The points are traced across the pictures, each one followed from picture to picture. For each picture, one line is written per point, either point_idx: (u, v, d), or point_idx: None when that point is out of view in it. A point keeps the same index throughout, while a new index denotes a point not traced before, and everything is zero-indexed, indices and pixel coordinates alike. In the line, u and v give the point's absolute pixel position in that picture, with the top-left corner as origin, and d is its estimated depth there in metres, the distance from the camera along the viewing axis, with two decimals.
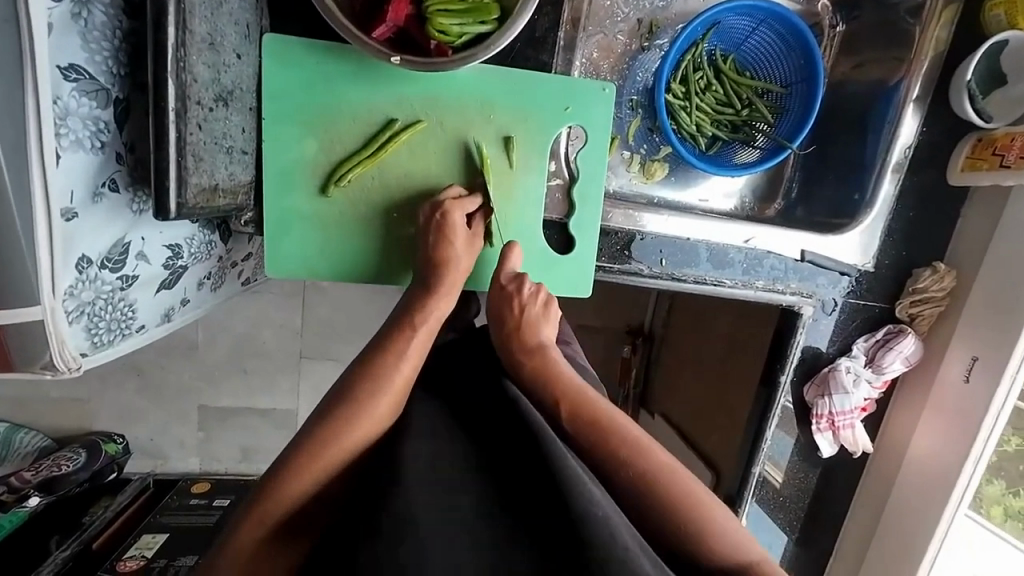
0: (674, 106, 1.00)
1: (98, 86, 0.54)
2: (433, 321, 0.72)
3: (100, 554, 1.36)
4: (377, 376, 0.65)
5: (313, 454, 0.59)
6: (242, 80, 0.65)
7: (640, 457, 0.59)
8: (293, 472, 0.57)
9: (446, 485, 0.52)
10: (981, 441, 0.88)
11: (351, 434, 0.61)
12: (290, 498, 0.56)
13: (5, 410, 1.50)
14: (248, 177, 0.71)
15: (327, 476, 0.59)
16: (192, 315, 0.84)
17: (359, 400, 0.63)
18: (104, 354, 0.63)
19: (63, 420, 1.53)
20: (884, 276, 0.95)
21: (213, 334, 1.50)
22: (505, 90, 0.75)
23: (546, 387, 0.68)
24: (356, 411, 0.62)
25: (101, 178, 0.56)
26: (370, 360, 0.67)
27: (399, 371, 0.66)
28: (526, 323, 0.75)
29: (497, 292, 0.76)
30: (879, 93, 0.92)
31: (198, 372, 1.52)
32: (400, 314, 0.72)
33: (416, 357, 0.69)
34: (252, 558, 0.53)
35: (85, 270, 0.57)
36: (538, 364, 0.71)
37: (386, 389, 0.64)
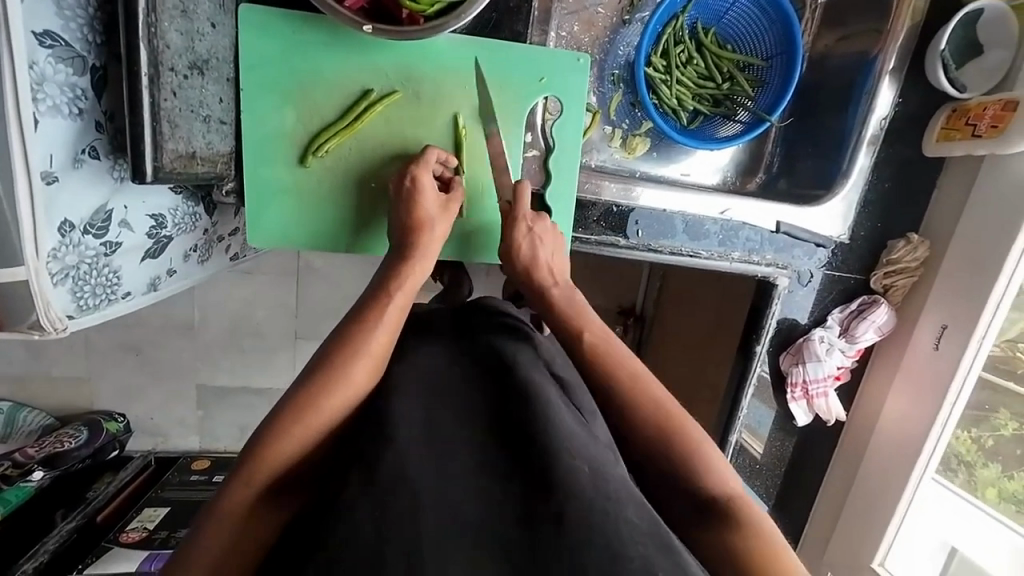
0: (655, 80, 1.01)
1: (73, 53, 0.55)
2: (411, 285, 0.70)
3: (105, 526, 1.40)
4: (357, 340, 0.63)
5: (296, 418, 0.58)
6: (218, 49, 0.66)
7: (648, 394, 0.62)
8: (279, 433, 0.57)
9: (435, 435, 0.51)
10: (949, 407, 0.90)
11: (332, 397, 0.59)
12: (279, 458, 0.56)
13: (9, 389, 1.54)
14: (228, 147, 0.73)
15: (312, 437, 0.58)
16: (179, 286, 0.87)
17: (339, 365, 0.61)
18: (90, 318, 0.65)
19: (65, 399, 1.56)
20: (860, 247, 0.97)
21: (209, 313, 1.52)
22: (480, 60, 0.76)
23: (566, 318, 0.71)
24: (338, 374, 0.61)
25: (81, 144, 0.58)
26: (350, 327, 0.65)
27: (379, 334, 0.65)
28: (550, 262, 0.77)
29: (527, 233, 0.76)
30: (858, 65, 0.93)
31: (195, 351, 1.55)
32: (379, 281, 0.71)
33: (394, 323, 0.67)
34: (239, 517, 0.54)
35: (68, 234, 0.59)
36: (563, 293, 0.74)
37: (365, 352, 0.63)
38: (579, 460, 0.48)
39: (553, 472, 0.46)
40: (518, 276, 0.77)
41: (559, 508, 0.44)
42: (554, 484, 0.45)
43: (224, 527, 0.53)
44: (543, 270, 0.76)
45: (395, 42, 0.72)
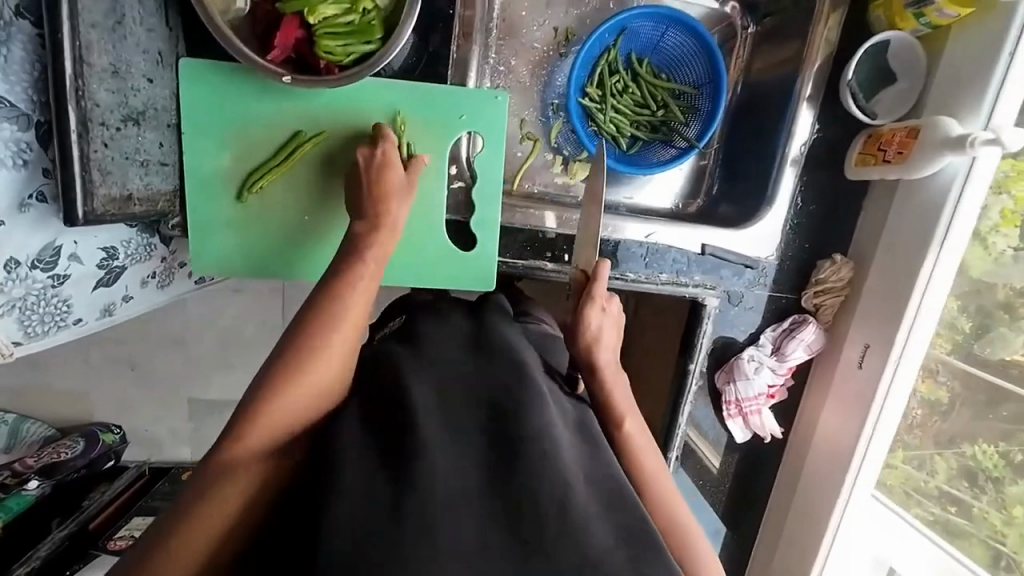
0: (591, 109, 1.06)
1: (17, 112, 0.63)
2: (381, 252, 0.73)
3: (97, 533, 1.44)
4: (333, 311, 0.65)
5: (285, 385, 0.59)
6: (156, 100, 0.73)
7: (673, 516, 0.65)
8: (267, 400, 0.59)
9: (452, 414, 0.52)
10: (871, 423, 0.92)
11: (316, 365, 0.61)
12: (268, 428, 0.58)
13: (14, 401, 1.63)
14: (171, 186, 0.80)
15: (303, 410, 0.59)
16: (137, 309, 0.94)
17: (318, 335, 0.63)
18: (40, 342, 0.74)
19: (66, 411, 1.65)
20: (790, 267, 0.99)
21: (200, 329, 1.60)
22: (402, 101, 0.82)
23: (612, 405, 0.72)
24: (320, 341, 0.63)
25: (28, 190, 0.65)
26: (318, 298, 0.67)
27: (350, 306, 0.67)
28: (611, 343, 0.78)
29: (598, 311, 0.78)
30: (780, 91, 0.97)
31: (187, 366, 1.64)
32: (347, 251, 0.72)
33: (366, 291, 0.69)
34: (235, 481, 0.54)
35: (14, 270, 0.67)
36: (616, 380, 0.75)
37: (336, 325, 0.64)
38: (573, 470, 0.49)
39: (560, 462, 0.48)
40: (577, 349, 0.78)
41: (563, 499, 0.46)
42: (558, 473, 0.47)
43: (211, 499, 0.54)
44: (604, 349, 0.77)
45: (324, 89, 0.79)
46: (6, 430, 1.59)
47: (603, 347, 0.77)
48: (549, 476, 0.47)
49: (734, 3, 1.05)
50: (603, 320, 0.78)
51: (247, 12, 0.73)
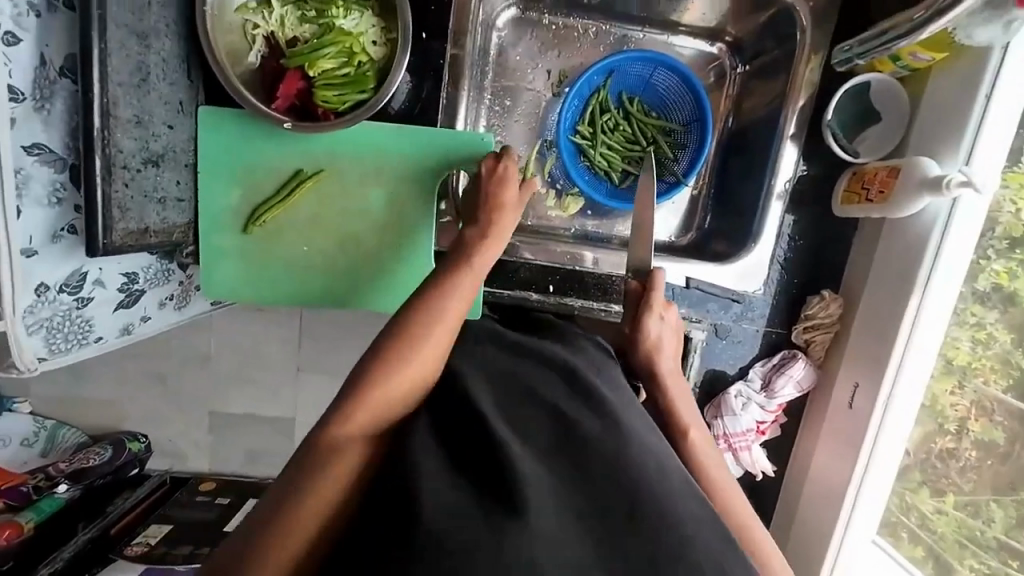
0: (582, 146, 1.10)
1: (56, 157, 0.72)
2: (486, 259, 0.78)
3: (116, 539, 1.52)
4: (434, 311, 0.69)
5: (378, 377, 0.61)
6: (175, 144, 0.82)
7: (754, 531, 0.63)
8: (365, 393, 0.60)
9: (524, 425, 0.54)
10: (864, 466, 0.89)
11: (416, 359, 0.63)
12: (367, 420, 0.59)
13: (57, 407, 1.74)
14: (187, 219, 0.89)
15: (381, 411, 0.60)
16: (156, 329, 1.02)
17: (416, 334, 0.66)
18: (62, 358, 0.81)
19: (99, 420, 1.74)
20: (779, 302, 0.99)
21: (223, 346, 1.68)
22: (393, 142, 0.88)
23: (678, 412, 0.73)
24: (409, 343, 0.65)
25: (60, 224, 0.74)
26: (427, 295, 0.71)
27: (447, 315, 0.69)
28: (671, 352, 0.80)
29: (658, 321, 0.80)
30: (766, 127, 0.98)
31: (212, 381, 1.71)
32: (453, 260, 0.77)
33: (467, 295, 0.73)
34: (345, 458, 0.55)
35: (44, 294, 0.74)
36: (680, 387, 0.77)
37: (434, 337, 0.66)
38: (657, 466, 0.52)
39: (630, 462, 0.51)
40: (638, 358, 0.79)
41: (636, 495, 0.48)
42: (630, 472, 0.50)
43: (314, 481, 0.54)
44: (664, 357, 0.79)
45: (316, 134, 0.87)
46: (44, 436, 1.71)
47: (664, 357, 0.79)
48: (621, 475, 0.49)
49: (721, 45, 1.08)
50: (661, 331, 0.81)
51: (258, 66, 0.82)
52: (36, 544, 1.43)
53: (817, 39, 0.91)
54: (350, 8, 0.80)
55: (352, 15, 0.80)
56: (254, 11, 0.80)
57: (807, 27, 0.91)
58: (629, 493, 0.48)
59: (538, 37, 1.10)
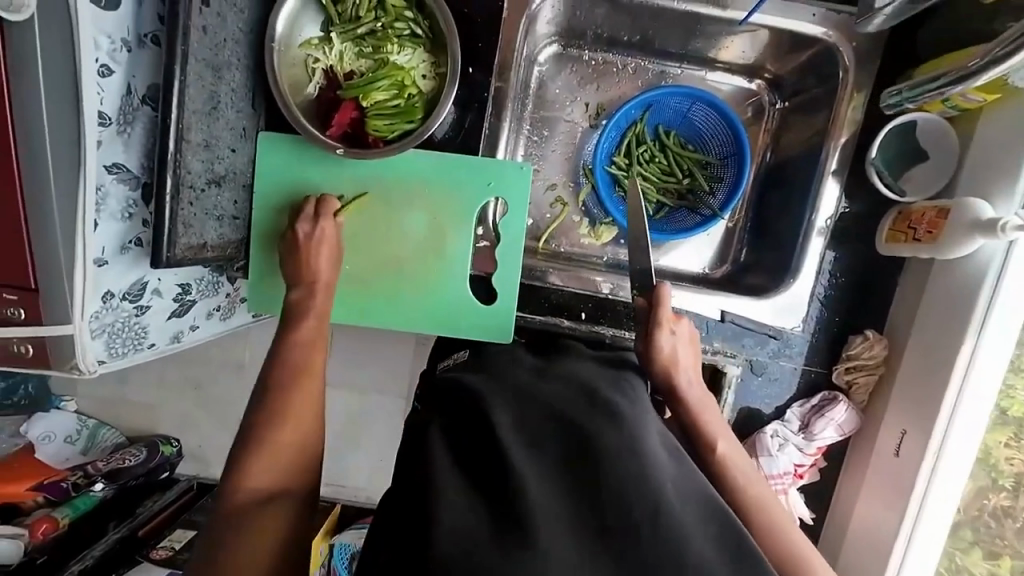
0: (617, 176, 1.12)
1: (131, 176, 0.78)
2: (324, 302, 0.85)
3: (144, 540, 1.56)
4: (302, 364, 0.79)
5: (269, 438, 0.73)
6: (236, 166, 0.88)
7: (772, 524, 0.67)
8: (255, 453, 0.72)
9: (533, 430, 0.54)
10: (912, 519, 0.83)
11: (291, 420, 0.75)
12: (261, 476, 0.71)
13: (94, 407, 1.78)
14: (241, 236, 0.94)
15: (284, 461, 0.73)
16: (202, 338, 1.07)
17: (287, 390, 0.77)
18: (118, 362, 0.85)
19: (133, 421, 1.78)
20: (819, 341, 0.96)
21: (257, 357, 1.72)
22: (436, 169, 0.92)
23: (701, 427, 0.74)
24: (285, 400, 0.76)
25: (128, 237, 0.80)
26: (286, 351, 0.80)
27: (311, 357, 0.81)
28: (688, 364, 0.78)
29: (669, 336, 0.78)
30: (807, 162, 0.97)
31: (241, 389, 1.73)
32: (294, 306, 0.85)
33: (320, 345, 0.83)
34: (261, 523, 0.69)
35: (109, 300, 0.80)
36: (699, 400, 0.76)
37: (309, 380, 0.79)
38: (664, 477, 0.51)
39: (648, 479, 0.49)
40: (654, 373, 0.78)
41: (654, 510, 0.47)
42: (647, 488, 0.48)
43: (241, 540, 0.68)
44: (682, 370, 0.77)
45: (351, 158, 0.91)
46: (85, 434, 1.74)
47: (683, 370, 0.77)
48: (638, 491, 0.48)
49: (759, 81, 1.09)
50: (677, 343, 0.78)
51: (315, 96, 0.87)
52: (66, 541, 1.46)
53: (860, 78, 0.92)
54: (404, 45, 0.85)
55: (405, 51, 0.86)
56: (315, 46, 0.86)
57: (850, 67, 0.92)
58: (648, 508, 0.47)
59: (577, 72, 1.14)
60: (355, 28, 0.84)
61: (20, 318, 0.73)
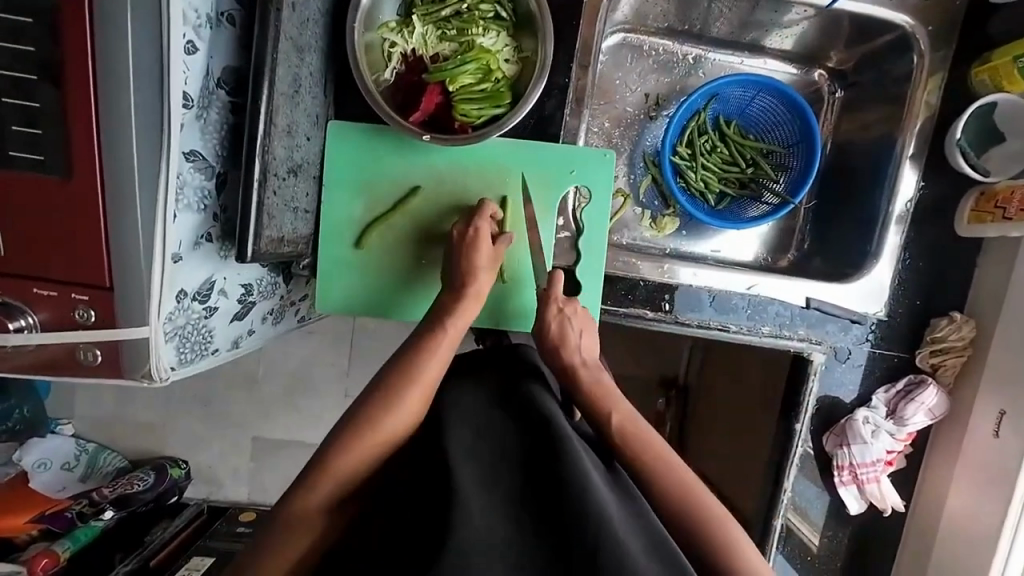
0: (681, 167, 1.10)
1: (206, 164, 0.72)
2: (462, 321, 0.79)
3: (158, 569, 1.38)
4: (412, 372, 0.73)
5: (357, 438, 0.68)
6: (309, 155, 0.83)
7: (676, 475, 0.67)
8: (341, 451, 0.68)
9: (486, 467, 0.58)
10: (1019, 502, 0.82)
11: (391, 423, 0.69)
12: (335, 476, 0.67)
13: (93, 430, 1.61)
14: (309, 231, 0.89)
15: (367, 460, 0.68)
16: (255, 344, 1.00)
17: (392, 395, 0.71)
18: (186, 370, 0.78)
19: (137, 443, 1.62)
20: (901, 324, 0.96)
21: (272, 368, 1.56)
22: (518, 158, 0.89)
23: (599, 402, 0.74)
24: (392, 404, 0.70)
25: (201, 231, 0.73)
26: (407, 360, 0.75)
27: (428, 371, 0.73)
28: (580, 344, 0.81)
29: (556, 314, 0.82)
30: (881, 149, 0.99)
31: (256, 403, 1.58)
32: (427, 324, 0.79)
33: (445, 357, 0.76)
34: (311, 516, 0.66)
35: (182, 300, 0.73)
36: (593, 378, 0.78)
37: (412, 392, 0.71)
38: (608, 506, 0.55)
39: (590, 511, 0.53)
40: (549, 358, 0.82)
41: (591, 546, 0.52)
42: (588, 522, 0.53)
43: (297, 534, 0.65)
44: (570, 350, 0.80)
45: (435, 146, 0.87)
46: (85, 459, 1.58)
47: (580, 353, 0.81)
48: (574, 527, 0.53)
49: (821, 71, 1.11)
50: (573, 326, 0.82)
51: (392, 82, 0.83)
52: None
53: (934, 61, 0.94)
54: (489, 27, 0.82)
55: (490, 34, 0.82)
56: (393, 30, 0.82)
57: (924, 52, 0.94)
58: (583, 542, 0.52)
59: (639, 62, 1.12)
60: (439, 10, 0.81)
61: (90, 321, 0.68)
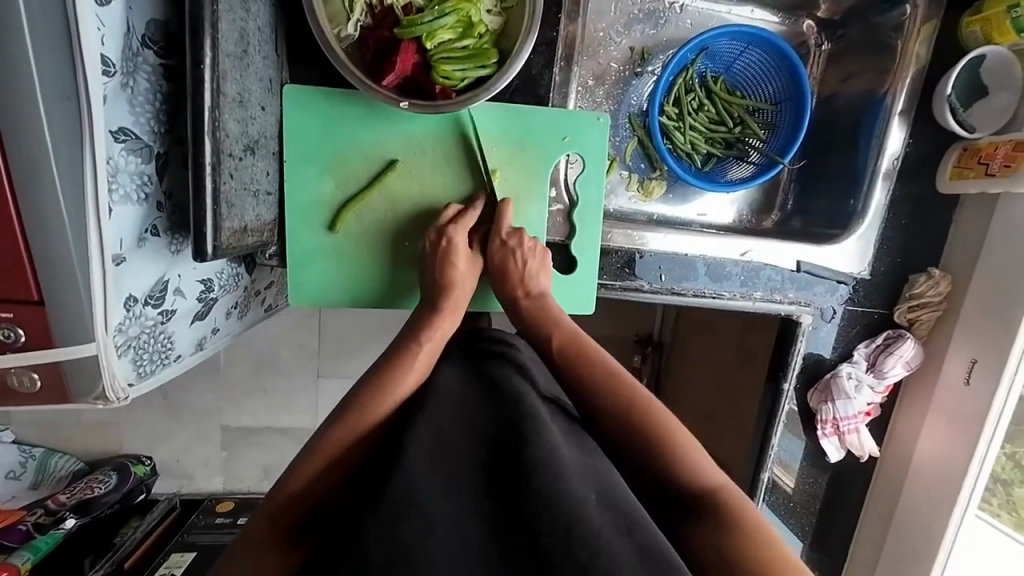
0: (668, 127, 1.04)
1: (142, 144, 0.60)
2: (443, 334, 0.74)
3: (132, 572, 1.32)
4: (390, 380, 0.67)
5: (330, 450, 0.60)
6: (266, 128, 0.73)
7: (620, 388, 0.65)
8: (308, 463, 0.60)
9: (451, 459, 0.51)
10: (985, 441, 0.90)
11: (366, 432, 0.62)
12: (300, 490, 0.58)
13: (36, 434, 1.45)
14: (272, 216, 0.78)
15: (335, 473, 0.60)
16: (222, 343, 0.90)
17: (371, 404, 0.64)
18: (148, 382, 0.69)
19: (90, 443, 1.48)
20: (881, 282, 0.98)
21: (234, 355, 1.44)
22: (504, 125, 0.81)
23: (541, 327, 0.75)
24: (371, 411, 0.64)
25: (145, 225, 0.63)
26: (383, 367, 0.69)
27: (406, 379, 0.68)
28: (524, 275, 0.78)
29: (500, 248, 0.79)
30: (868, 105, 0.98)
31: (220, 393, 1.46)
32: (410, 331, 0.74)
33: (424, 364, 0.70)
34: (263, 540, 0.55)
35: (132, 307, 0.63)
36: (535, 305, 0.77)
37: (393, 400, 0.65)
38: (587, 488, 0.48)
39: (564, 491, 0.46)
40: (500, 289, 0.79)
41: (567, 530, 0.43)
42: (561, 502, 0.45)
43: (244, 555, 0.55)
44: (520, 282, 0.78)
45: (413, 115, 0.78)
46: (32, 465, 1.44)
47: (531, 285, 0.79)
48: (548, 505, 0.45)
49: (809, 21, 1.06)
50: (525, 257, 0.78)
51: (356, 37, 0.72)
52: None
53: (928, 9, 0.91)
54: None
55: None
56: None
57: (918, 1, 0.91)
58: (558, 523, 0.44)
59: (624, 10, 1.04)
60: None
61: (18, 342, 0.57)
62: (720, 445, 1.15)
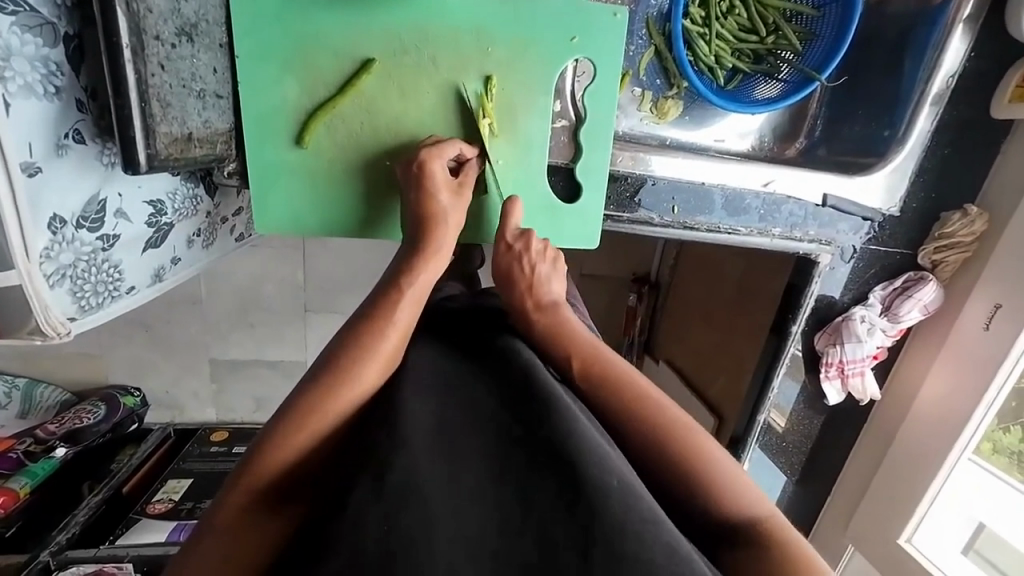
0: (692, 34, 0.90)
1: (41, 19, 0.47)
2: (423, 284, 0.64)
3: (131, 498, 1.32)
4: (368, 339, 0.58)
5: (300, 424, 0.53)
6: (206, 11, 0.59)
7: (660, 416, 0.55)
8: (279, 438, 0.52)
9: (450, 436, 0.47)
10: (997, 387, 0.86)
11: (343, 398, 0.55)
12: (270, 464, 0.52)
13: (16, 364, 1.39)
14: (225, 124, 0.66)
15: (310, 444, 0.53)
16: (184, 273, 0.81)
17: (345, 362, 0.56)
18: (92, 317, 0.61)
19: (74, 374, 1.43)
20: (910, 219, 0.91)
21: (213, 287, 1.35)
22: (502, 18, 0.68)
23: (558, 344, 0.62)
24: (346, 372, 0.56)
25: (63, 128, 0.51)
26: (360, 321, 0.60)
27: (389, 340, 0.59)
28: (533, 281, 0.69)
29: (506, 252, 0.71)
30: (925, 12, 0.84)
31: (202, 326, 1.39)
32: (389, 277, 0.65)
33: (409, 318, 0.62)
34: (228, 524, 0.50)
35: (60, 230, 0.53)
36: (549, 320, 0.65)
37: (371, 360, 0.57)
38: (609, 474, 0.44)
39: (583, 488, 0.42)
40: (510, 298, 0.69)
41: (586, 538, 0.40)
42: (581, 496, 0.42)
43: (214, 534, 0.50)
44: (544, 290, 0.69)
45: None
46: (17, 396, 1.39)
47: (542, 293, 0.69)
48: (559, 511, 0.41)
49: None
50: (534, 262, 0.70)
51: None
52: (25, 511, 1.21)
53: None
54: None
55: None
56: None
57: None
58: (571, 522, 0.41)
59: None
60: None
61: None
62: (713, 385, 1.14)
